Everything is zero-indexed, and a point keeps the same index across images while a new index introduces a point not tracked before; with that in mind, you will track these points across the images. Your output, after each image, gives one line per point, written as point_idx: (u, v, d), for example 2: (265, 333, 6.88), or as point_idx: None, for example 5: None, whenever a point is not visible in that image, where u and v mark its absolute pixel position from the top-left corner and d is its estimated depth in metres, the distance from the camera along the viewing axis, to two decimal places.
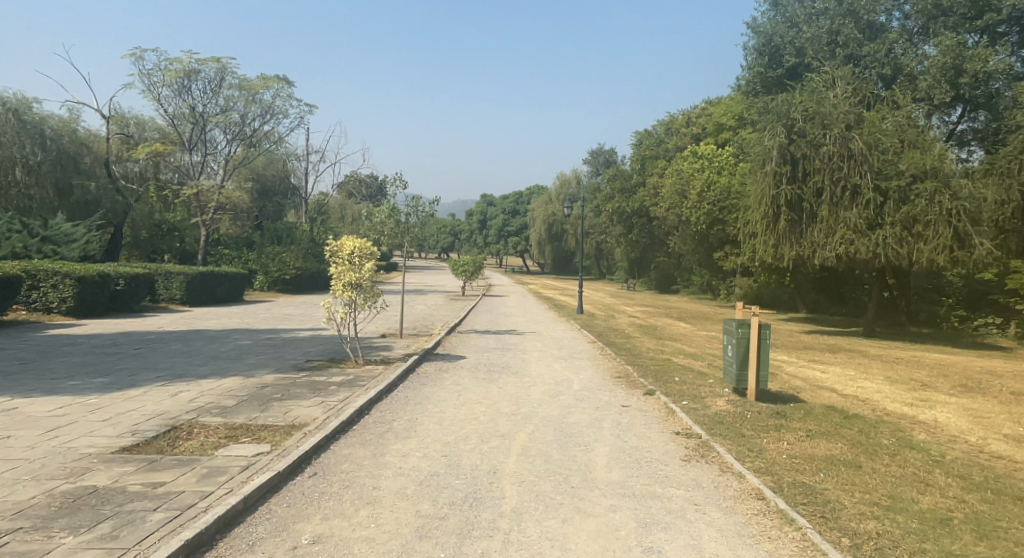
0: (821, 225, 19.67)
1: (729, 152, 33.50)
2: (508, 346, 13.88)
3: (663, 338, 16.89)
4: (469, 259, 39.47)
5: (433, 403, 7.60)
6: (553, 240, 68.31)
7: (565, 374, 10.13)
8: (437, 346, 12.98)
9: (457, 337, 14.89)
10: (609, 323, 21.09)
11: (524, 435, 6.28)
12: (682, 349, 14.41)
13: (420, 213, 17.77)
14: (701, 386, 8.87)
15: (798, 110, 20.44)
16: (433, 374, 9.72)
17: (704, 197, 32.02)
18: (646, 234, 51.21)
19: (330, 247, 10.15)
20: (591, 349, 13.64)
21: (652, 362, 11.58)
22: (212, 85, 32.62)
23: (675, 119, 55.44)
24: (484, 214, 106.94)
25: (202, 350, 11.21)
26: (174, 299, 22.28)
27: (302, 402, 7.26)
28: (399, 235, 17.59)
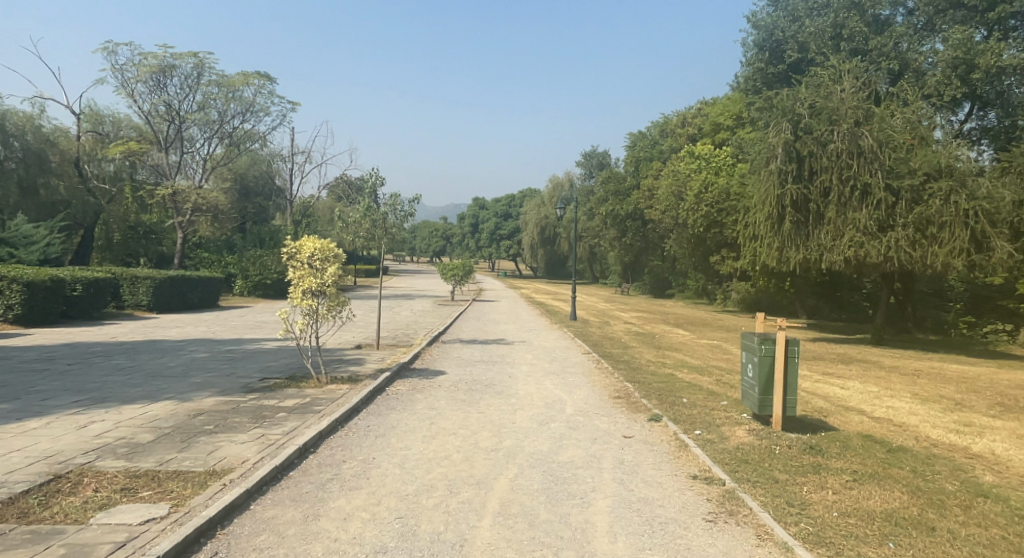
0: (828, 226, 18.53)
1: (727, 152, 32.37)
2: (494, 358, 12.59)
3: (663, 348, 15.66)
4: (458, 262, 38.18)
5: (398, 436, 6.31)
6: (545, 243, 67.21)
7: (557, 394, 8.86)
8: (414, 359, 11.69)
9: (439, 348, 13.61)
10: (604, 331, 19.83)
11: (503, 482, 5.01)
12: (684, 361, 13.20)
13: (400, 213, 16.43)
14: (715, 411, 7.64)
15: (804, 106, 19.37)
16: (405, 395, 8.43)
17: (701, 198, 30.84)
18: (640, 238, 50.14)
19: (287, 250, 8.86)
20: (586, 361, 12.39)
21: (655, 378, 10.33)
22: (190, 81, 31.27)
23: (669, 120, 54.44)
24: (477, 218, 105.75)
25: (146, 367, 9.85)
26: (140, 306, 20.86)
27: (237, 437, 5.95)
28: (377, 237, 16.18)
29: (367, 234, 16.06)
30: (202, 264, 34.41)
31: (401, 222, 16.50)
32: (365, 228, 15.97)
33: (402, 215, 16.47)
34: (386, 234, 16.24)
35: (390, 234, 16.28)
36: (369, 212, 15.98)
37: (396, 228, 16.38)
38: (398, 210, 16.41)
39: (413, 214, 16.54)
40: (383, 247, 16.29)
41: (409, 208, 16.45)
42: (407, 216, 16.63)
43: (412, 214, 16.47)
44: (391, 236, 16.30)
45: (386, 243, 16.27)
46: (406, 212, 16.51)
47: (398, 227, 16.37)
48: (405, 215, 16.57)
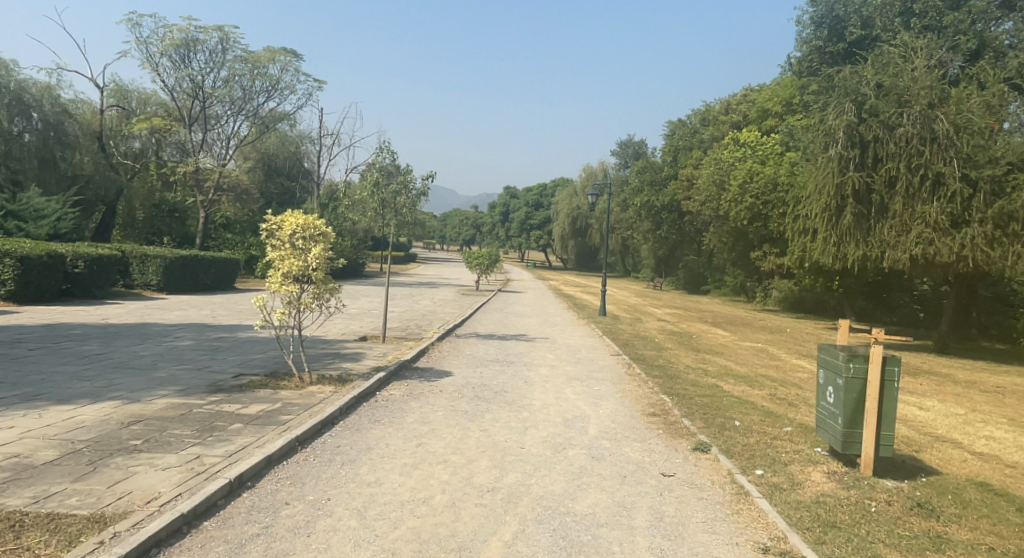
0: (893, 220, 16.49)
1: (776, 139, 30.12)
2: (510, 357, 11.15)
3: (701, 351, 14.03)
4: (484, 251, 36.85)
5: (371, 464, 4.91)
6: (576, 234, 65.55)
7: (579, 408, 7.36)
8: (419, 356, 10.33)
9: (451, 343, 12.24)
10: (637, 329, 18.23)
11: (495, 550, 3.57)
12: (728, 369, 11.55)
13: (411, 193, 14.97)
14: (777, 440, 6.06)
15: (870, 85, 17.22)
16: (396, 403, 7.03)
17: (745, 188, 28.74)
18: (676, 230, 48.01)
19: (265, 227, 7.55)
20: (614, 365, 10.85)
21: (697, 390, 8.74)
22: (215, 56, 30.46)
23: (710, 109, 51.93)
24: (507, 206, 104.11)
25: (114, 356, 8.66)
26: (149, 285, 20.06)
27: (165, 459, 4.61)
28: (386, 216, 14.94)
29: (377, 212, 14.90)
30: (225, 245, 33.84)
31: (415, 201, 15.09)
32: (372, 205, 14.83)
33: (414, 194, 15.00)
34: (396, 214, 14.93)
35: (401, 215, 14.95)
36: (377, 188, 14.72)
37: (407, 208, 14.99)
38: (410, 188, 14.94)
39: (427, 194, 15.05)
40: (392, 229, 15.02)
41: (423, 187, 14.93)
42: (420, 196, 15.16)
43: (426, 194, 14.99)
44: (401, 217, 14.95)
45: (396, 223, 14.97)
46: (419, 192, 15.03)
47: (410, 206, 14.97)
48: (417, 195, 15.08)
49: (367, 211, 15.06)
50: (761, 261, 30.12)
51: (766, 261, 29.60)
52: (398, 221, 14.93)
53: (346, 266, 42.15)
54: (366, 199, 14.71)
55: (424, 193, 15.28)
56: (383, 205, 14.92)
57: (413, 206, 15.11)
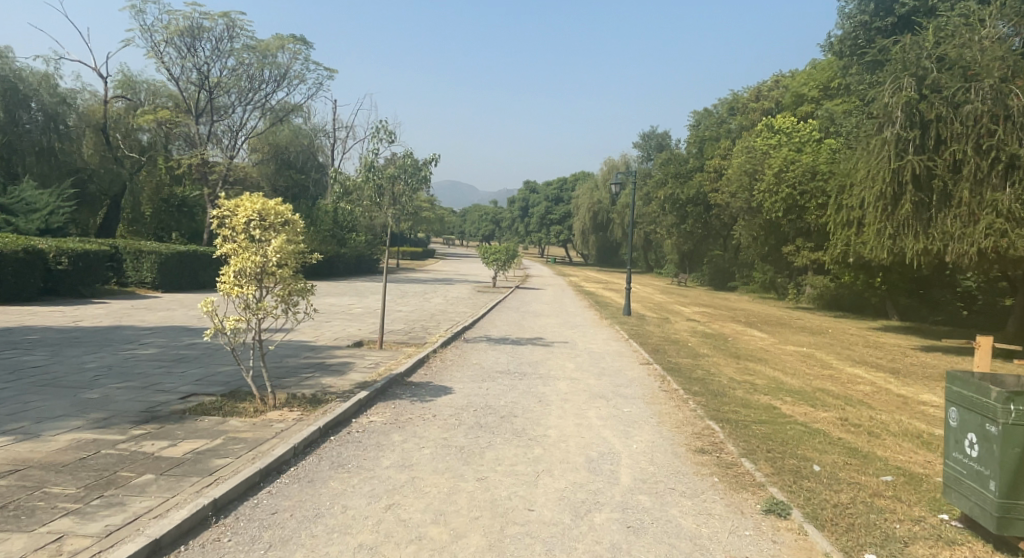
0: (958, 209, 14.54)
1: (814, 125, 28.05)
2: (523, 368, 9.59)
3: (742, 359, 12.35)
4: (502, 246, 35.40)
5: (309, 547, 3.39)
6: (597, 229, 63.71)
7: (606, 442, 5.79)
8: (416, 367, 8.86)
9: (457, 350, 10.77)
10: (667, 331, 16.59)
11: None
12: (778, 381, 9.92)
13: (411, 178, 13.42)
14: (880, 499, 4.42)
15: (931, 57, 15.25)
16: (374, 436, 5.52)
17: (782, 177, 26.72)
18: (702, 225, 46.02)
19: (216, 215, 6.04)
20: (645, 378, 9.25)
21: (750, 412, 7.11)
22: (222, 45, 29.33)
23: (739, 97, 49.61)
24: (526, 201, 102.35)
25: (54, 370, 7.34)
26: (144, 284, 18.96)
27: (5, 545, 3.14)
28: (382, 202, 13.54)
29: (372, 197, 13.47)
30: None
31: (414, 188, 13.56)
32: (366, 190, 13.38)
33: (414, 179, 13.44)
34: (391, 199, 13.51)
35: (398, 201, 13.49)
36: (371, 171, 13.23)
37: (405, 194, 13.50)
38: (409, 173, 13.38)
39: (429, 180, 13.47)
40: (387, 216, 13.59)
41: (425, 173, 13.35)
42: (421, 182, 13.56)
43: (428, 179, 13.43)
44: (398, 204, 13.49)
45: (392, 210, 13.57)
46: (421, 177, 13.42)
47: (409, 192, 13.49)
48: (415, 180, 13.52)
49: (362, 197, 13.62)
50: (795, 256, 28.21)
51: (801, 257, 27.71)
52: (394, 208, 13.49)
53: (359, 262, 41.04)
54: (360, 184, 13.27)
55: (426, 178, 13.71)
56: (378, 189, 13.50)
57: (412, 192, 13.61)
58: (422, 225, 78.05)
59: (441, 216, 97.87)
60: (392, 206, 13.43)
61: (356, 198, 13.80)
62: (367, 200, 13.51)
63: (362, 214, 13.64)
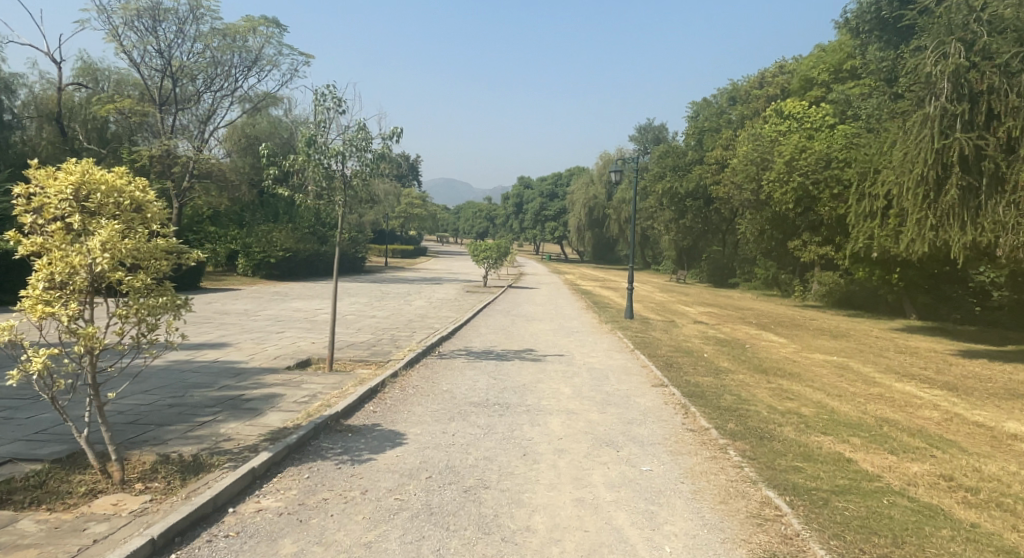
0: (1015, 194, 12.53)
1: (828, 109, 26.01)
2: (505, 397, 7.47)
3: (770, 374, 10.30)
4: (492, 243, 33.27)
5: None
6: (593, 226, 61.60)
7: (624, 545, 3.69)
8: (363, 401, 6.72)
9: (423, 372, 8.66)
10: (675, 337, 14.54)
11: None
12: (829, 409, 7.83)
13: (369, 159, 10.45)
14: None
15: (980, 20, 13.24)
16: (250, 546, 3.41)
17: (794, 166, 24.71)
18: (702, 219, 44.08)
19: (23, 195, 3.87)
20: (662, 410, 7.14)
21: (820, 473, 5.03)
22: (186, 27, 27.10)
23: (739, 86, 47.58)
24: (521, 197, 100.06)
25: None
26: None
27: None
28: (332, 187, 10.62)
29: (318, 182, 10.50)
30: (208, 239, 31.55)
31: (369, 175, 10.84)
32: (311, 174, 10.35)
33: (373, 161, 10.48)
34: (343, 185, 10.59)
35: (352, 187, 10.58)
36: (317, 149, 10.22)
37: (359, 178, 10.57)
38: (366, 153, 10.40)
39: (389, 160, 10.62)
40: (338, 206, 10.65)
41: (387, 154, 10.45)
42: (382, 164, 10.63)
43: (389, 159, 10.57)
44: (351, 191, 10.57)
45: (344, 198, 10.66)
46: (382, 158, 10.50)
47: (364, 176, 10.61)
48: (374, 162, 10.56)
49: (305, 182, 10.62)
50: (803, 251, 26.35)
51: (809, 252, 25.91)
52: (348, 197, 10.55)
53: (343, 261, 38.93)
54: (303, 165, 10.23)
55: (387, 159, 10.81)
56: (326, 171, 10.55)
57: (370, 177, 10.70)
58: (413, 223, 76.14)
59: (433, 213, 95.66)
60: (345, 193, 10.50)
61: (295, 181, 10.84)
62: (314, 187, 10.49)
63: (305, 203, 10.61)
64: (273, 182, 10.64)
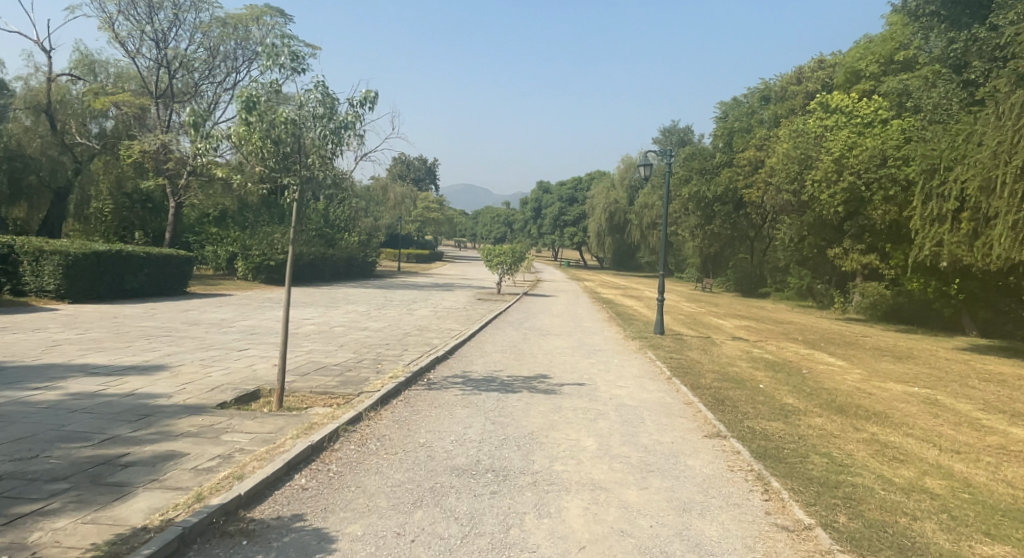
0: None
1: (882, 102, 23.44)
2: (505, 458, 5.29)
3: (851, 416, 7.98)
4: (507, 247, 31.13)
5: None
6: (613, 231, 59.21)
7: None
8: (289, 474, 4.54)
9: (400, 412, 6.55)
10: (717, 359, 12.23)
11: None
12: (961, 480, 5.52)
13: (333, 130, 7.96)
14: None
15: None
16: None
17: (843, 163, 22.33)
18: (731, 225, 41.52)
19: None
20: (731, 486, 4.90)
21: None
22: (184, 15, 25.49)
23: (772, 85, 45.09)
24: (540, 202, 97.91)
25: None
26: (48, 293, 15.09)
27: None
28: (280, 168, 7.87)
29: (262, 160, 7.72)
30: (209, 241, 30.00)
31: (330, 153, 8.15)
32: (252, 145, 7.64)
33: (339, 132, 7.98)
34: (299, 161, 7.95)
35: (308, 166, 7.97)
36: (264, 113, 7.62)
37: (317, 154, 7.96)
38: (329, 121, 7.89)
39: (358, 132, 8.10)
40: (290, 191, 8.00)
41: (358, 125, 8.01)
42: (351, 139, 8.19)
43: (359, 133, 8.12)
44: (306, 170, 7.95)
45: (300, 182, 7.94)
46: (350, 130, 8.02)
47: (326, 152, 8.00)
48: (340, 134, 8.06)
49: (245, 157, 7.95)
50: (845, 259, 24.06)
51: (850, 260, 23.75)
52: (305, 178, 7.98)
53: (351, 266, 37.14)
54: (241, 133, 7.54)
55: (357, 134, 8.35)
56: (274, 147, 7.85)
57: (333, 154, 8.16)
58: (429, 227, 74.60)
59: (450, 218, 93.96)
60: (300, 174, 7.91)
61: (232, 157, 8.18)
62: (259, 162, 7.81)
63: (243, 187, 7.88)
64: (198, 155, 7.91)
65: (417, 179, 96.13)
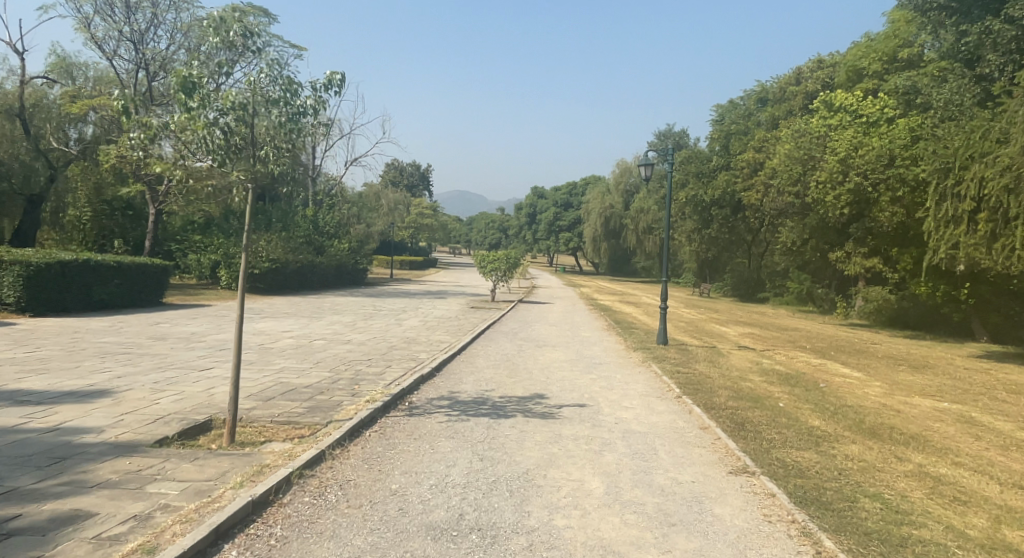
0: None
1: (888, 101, 22.71)
2: (493, 510, 4.34)
3: (888, 442, 7.05)
4: (500, 253, 30.14)
5: None
6: (609, 237, 58.37)
7: None
8: (212, 547, 3.52)
9: (371, 448, 5.56)
10: (728, 373, 11.27)
11: None
12: None
13: (290, 117, 6.79)
14: None
15: None
16: None
17: (849, 163, 21.56)
18: (729, 229, 40.72)
19: None
20: (774, 545, 3.95)
21: None
22: (163, 14, 24.51)
23: (769, 87, 44.51)
24: (535, 207, 96.99)
25: None
26: (7, 306, 14.08)
27: None
28: (227, 161, 6.65)
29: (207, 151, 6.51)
30: (192, 249, 28.93)
31: (284, 143, 6.94)
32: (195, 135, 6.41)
33: (297, 120, 6.83)
34: (251, 154, 6.81)
35: (262, 160, 6.80)
36: (210, 98, 6.42)
37: (272, 145, 6.78)
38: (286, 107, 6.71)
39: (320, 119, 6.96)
40: (240, 188, 6.82)
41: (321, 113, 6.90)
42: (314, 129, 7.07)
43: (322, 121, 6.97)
44: (261, 165, 6.76)
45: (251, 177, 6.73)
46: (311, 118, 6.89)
47: (282, 142, 6.83)
48: (299, 122, 6.91)
49: (190, 151, 6.70)
50: (846, 263, 23.27)
51: (853, 263, 22.87)
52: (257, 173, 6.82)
53: (341, 273, 36.09)
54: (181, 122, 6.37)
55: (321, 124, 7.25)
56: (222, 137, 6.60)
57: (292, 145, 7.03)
58: (422, 233, 73.60)
59: (444, 224, 93.06)
60: (252, 168, 6.77)
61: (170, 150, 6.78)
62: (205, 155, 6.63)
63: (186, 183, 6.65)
64: (134, 148, 6.73)
65: (412, 185, 95.25)
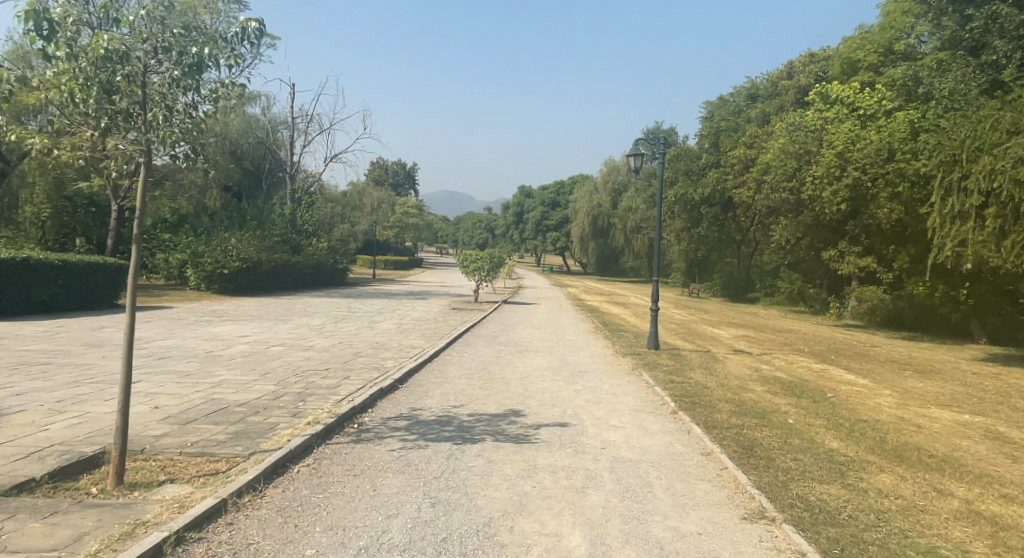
0: None
1: (886, 92, 21.86)
2: None
3: (923, 470, 5.97)
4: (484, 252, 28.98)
5: None
6: (597, 236, 57.47)
7: None
8: None
9: (295, 490, 4.42)
10: (725, 382, 10.21)
11: None
12: None
13: (187, 70, 4.56)
14: None
15: None
16: None
17: (847, 157, 20.65)
18: (718, 228, 39.89)
19: None
20: None
21: None
22: None
23: (758, 84, 43.69)
24: (522, 206, 95.90)
25: None
26: None
27: None
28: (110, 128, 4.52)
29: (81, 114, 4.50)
30: (160, 248, 27.48)
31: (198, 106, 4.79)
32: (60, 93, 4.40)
33: (198, 74, 4.60)
34: (142, 117, 4.58)
35: (154, 126, 4.54)
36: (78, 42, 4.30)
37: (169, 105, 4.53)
38: (182, 53, 4.53)
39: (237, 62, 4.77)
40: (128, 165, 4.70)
41: (236, 64, 4.82)
42: (227, 88, 4.91)
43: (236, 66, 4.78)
44: (156, 131, 4.55)
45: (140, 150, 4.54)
46: (218, 70, 4.76)
47: (186, 99, 4.63)
48: (202, 77, 4.70)
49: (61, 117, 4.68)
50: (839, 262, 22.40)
51: (846, 262, 21.96)
52: (150, 149, 4.54)
53: (319, 273, 34.77)
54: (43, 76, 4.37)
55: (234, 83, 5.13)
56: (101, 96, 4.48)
57: (197, 109, 4.78)
58: (407, 232, 72.23)
59: (429, 223, 91.81)
60: (145, 142, 4.52)
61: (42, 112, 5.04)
62: (79, 121, 4.57)
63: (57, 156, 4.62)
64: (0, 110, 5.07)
65: (397, 184, 93.89)
